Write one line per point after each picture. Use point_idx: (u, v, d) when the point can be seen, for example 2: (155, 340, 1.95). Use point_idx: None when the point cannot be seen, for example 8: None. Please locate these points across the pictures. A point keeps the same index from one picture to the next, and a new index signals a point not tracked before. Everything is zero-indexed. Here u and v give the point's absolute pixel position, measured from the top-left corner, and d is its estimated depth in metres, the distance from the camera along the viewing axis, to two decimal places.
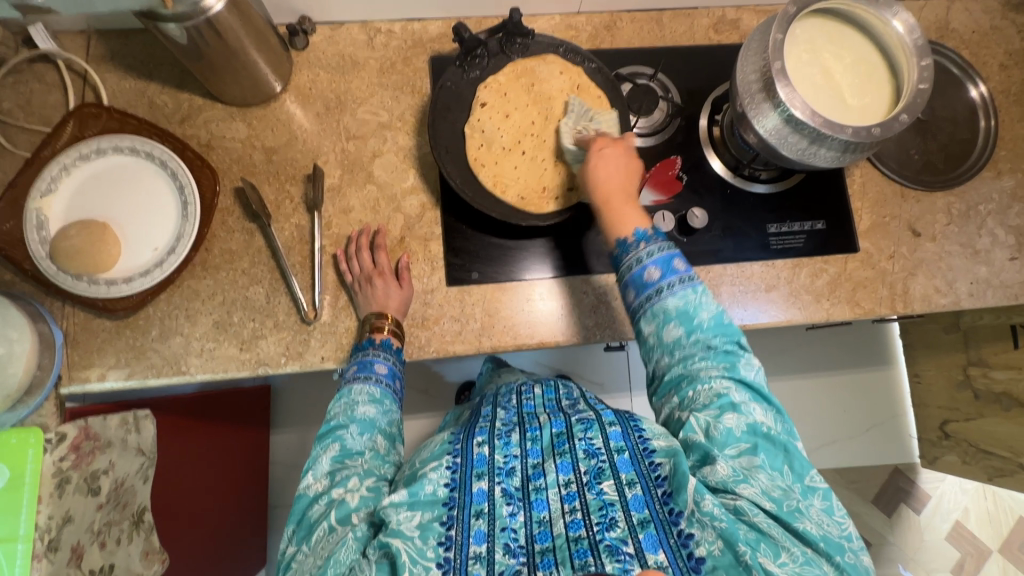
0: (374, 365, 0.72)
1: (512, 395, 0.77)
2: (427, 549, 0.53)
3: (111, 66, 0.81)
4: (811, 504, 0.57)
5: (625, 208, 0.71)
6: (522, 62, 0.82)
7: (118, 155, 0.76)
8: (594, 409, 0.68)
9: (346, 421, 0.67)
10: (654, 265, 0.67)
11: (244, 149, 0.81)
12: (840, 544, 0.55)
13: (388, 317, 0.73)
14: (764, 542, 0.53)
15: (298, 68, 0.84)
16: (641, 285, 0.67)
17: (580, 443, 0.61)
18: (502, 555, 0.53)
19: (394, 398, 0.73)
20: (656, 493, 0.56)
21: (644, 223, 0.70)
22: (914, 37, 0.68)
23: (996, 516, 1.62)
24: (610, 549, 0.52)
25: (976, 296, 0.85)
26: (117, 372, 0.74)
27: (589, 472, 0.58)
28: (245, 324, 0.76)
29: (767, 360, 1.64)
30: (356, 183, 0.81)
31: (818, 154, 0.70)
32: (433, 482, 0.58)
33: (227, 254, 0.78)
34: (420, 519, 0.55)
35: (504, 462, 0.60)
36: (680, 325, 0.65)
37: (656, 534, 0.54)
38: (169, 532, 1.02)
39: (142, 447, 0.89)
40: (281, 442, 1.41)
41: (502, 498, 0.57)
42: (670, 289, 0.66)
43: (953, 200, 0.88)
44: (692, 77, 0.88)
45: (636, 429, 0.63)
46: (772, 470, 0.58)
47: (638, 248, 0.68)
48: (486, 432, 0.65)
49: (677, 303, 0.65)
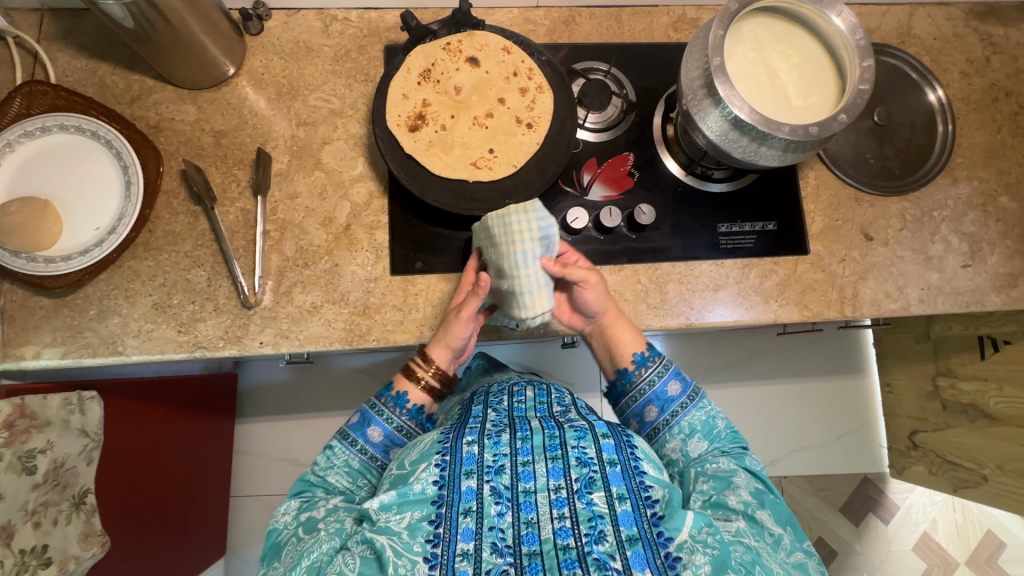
0: (368, 429, 0.73)
1: (503, 395, 0.77)
2: (415, 544, 0.55)
3: (62, 45, 0.80)
4: (808, 562, 0.61)
5: (618, 328, 0.78)
6: (468, 48, 0.79)
7: (63, 133, 0.76)
8: (586, 419, 0.69)
9: (318, 481, 0.70)
10: (670, 381, 0.76)
11: (193, 131, 0.80)
12: None
13: (432, 365, 0.75)
14: (757, 567, 0.56)
15: (251, 53, 0.83)
16: (664, 402, 0.75)
17: (573, 451, 0.62)
18: (490, 554, 0.54)
19: (377, 468, 0.73)
20: (646, 513, 0.58)
21: (640, 345, 0.77)
22: (857, 37, 0.68)
23: (964, 529, 1.60)
24: (598, 562, 0.54)
25: (927, 302, 0.85)
26: (53, 350, 0.73)
27: (580, 480, 0.59)
28: (184, 306, 0.76)
29: (738, 364, 1.64)
30: (304, 169, 0.80)
31: (760, 153, 0.70)
32: (422, 481, 0.59)
33: (170, 236, 0.77)
34: (410, 519, 0.56)
35: (493, 460, 0.61)
36: (703, 437, 0.73)
37: (643, 553, 0.55)
38: (122, 519, 1.00)
39: (86, 428, 0.88)
40: (247, 431, 1.44)
41: (491, 497, 0.58)
42: (686, 406, 0.75)
43: (908, 206, 0.87)
44: (648, 74, 0.87)
45: (628, 444, 0.65)
46: (778, 523, 0.63)
47: (643, 373, 0.76)
48: (476, 431, 0.65)
49: (698, 415, 0.75)
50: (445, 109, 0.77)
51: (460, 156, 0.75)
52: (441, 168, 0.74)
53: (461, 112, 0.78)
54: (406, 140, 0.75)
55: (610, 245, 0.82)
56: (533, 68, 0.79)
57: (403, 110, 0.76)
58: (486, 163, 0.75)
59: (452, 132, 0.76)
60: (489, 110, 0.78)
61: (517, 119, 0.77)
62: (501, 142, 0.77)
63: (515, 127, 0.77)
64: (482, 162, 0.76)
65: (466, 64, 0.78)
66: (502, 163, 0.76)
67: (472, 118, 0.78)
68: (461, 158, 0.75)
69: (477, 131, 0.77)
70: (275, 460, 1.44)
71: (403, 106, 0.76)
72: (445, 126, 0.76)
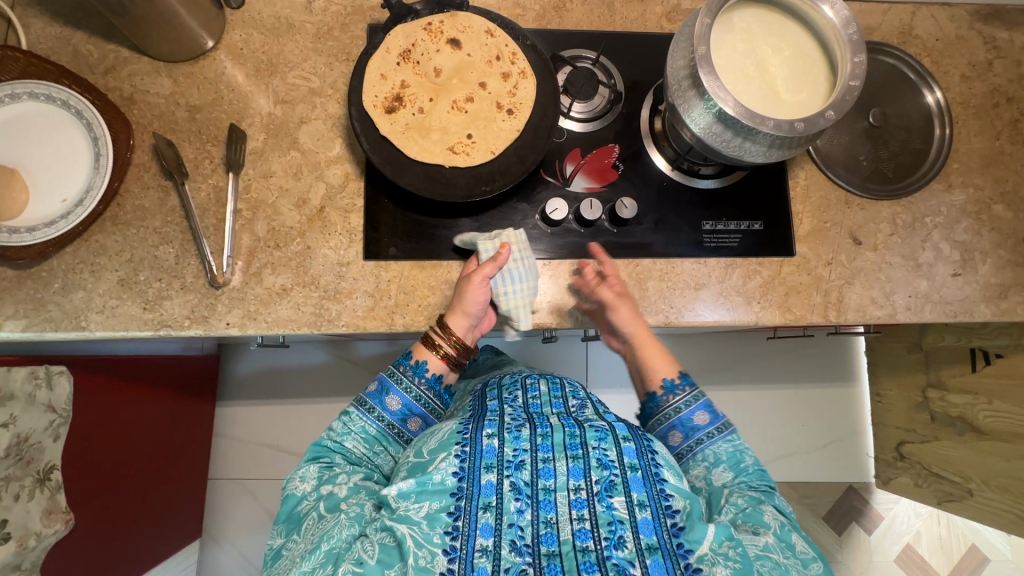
0: (386, 398, 0.72)
1: (516, 390, 0.77)
2: (434, 535, 0.55)
3: (37, 11, 0.79)
4: None
5: (653, 354, 0.76)
6: (450, 30, 0.77)
7: (32, 101, 0.74)
8: (605, 419, 0.69)
9: (334, 446, 0.70)
10: (699, 410, 0.73)
11: (167, 105, 0.78)
12: None
13: (451, 335, 0.72)
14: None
15: (231, 27, 0.81)
16: (688, 429, 0.73)
17: (593, 452, 0.62)
18: (508, 551, 0.55)
19: (393, 437, 0.72)
20: (666, 522, 0.58)
21: (671, 372, 0.75)
22: (850, 31, 0.65)
23: (948, 542, 1.59)
24: (617, 567, 0.54)
25: (914, 310, 0.83)
26: (15, 323, 0.72)
27: (600, 483, 0.60)
28: (150, 283, 0.74)
29: (727, 366, 1.62)
30: (280, 148, 0.79)
31: (746, 148, 0.68)
32: (441, 472, 0.59)
33: (140, 211, 0.76)
34: (429, 509, 0.57)
35: (513, 456, 0.61)
36: (728, 468, 0.70)
37: (662, 562, 0.55)
38: (93, 497, 0.99)
39: (54, 404, 0.88)
40: (228, 414, 1.43)
41: (510, 493, 0.58)
42: (713, 436, 0.73)
43: (899, 211, 0.85)
44: (638, 65, 0.85)
45: (649, 449, 0.64)
46: (800, 550, 0.61)
47: (670, 399, 0.74)
48: (495, 424, 0.65)
49: (724, 447, 0.72)
50: (423, 91, 0.76)
51: (438, 140, 0.73)
52: (417, 151, 0.72)
53: (440, 95, 0.76)
54: (382, 121, 0.73)
55: (590, 239, 0.80)
56: (517, 52, 0.77)
57: (379, 90, 0.74)
58: (464, 147, 0.73)
59: (430, 116, 0.75)
60: (469, 94, 0.76)
61: (498, 103, 0.75)
62: (481, 125, 0.74)
63: (495, 113, 0.75)
64: (460, 146, 0.73)
65: (446, 46, 0.77)
66: (482, 148, 0.74)
67: (451, 103, 0.76)
68: (438, 142, 0.73)
69: (456, 116, 0.75)
70: (255, 444, 1.43)
71: (381, 87, 0.74)
72: (422, 109, 0.75)
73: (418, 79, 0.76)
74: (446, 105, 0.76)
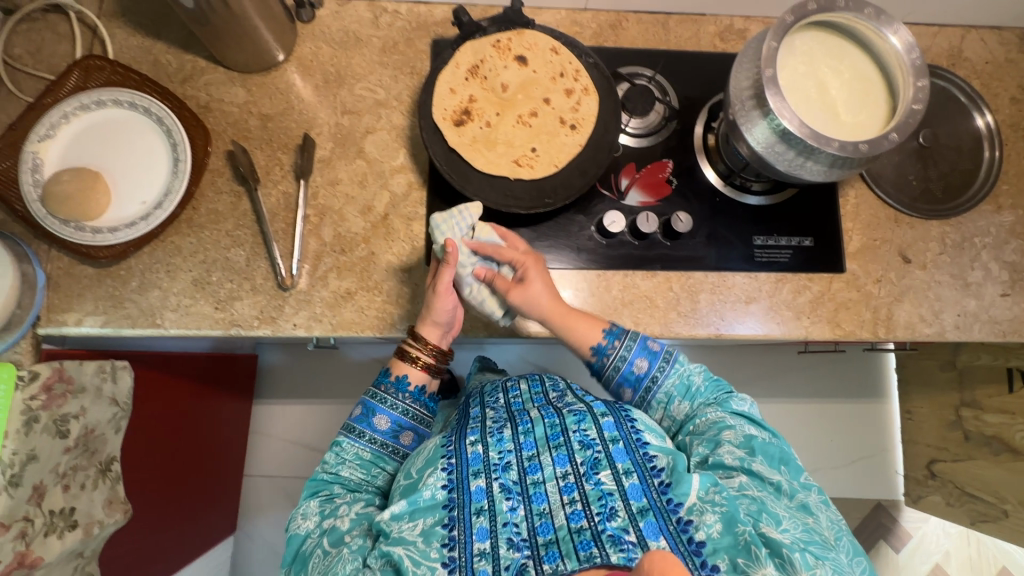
0: (375, 416, 0.76)
1: (498, 394, 0.83)
2: (431, 551, 0.59)
3: (120, 22, 0.82)
4: (812, 495, 0.64)
5: (572, 321, 0.75)
6: (516, 46, 0.80)
7: (116, 107, 0.78)
8: (584, 401, 0.75)
9: (331, 479, 0.73)
10: (637, 358, 0.76)
11: (241, 114, 0.82)
12: (840, 524, 0.62)
13: (428, 344, 0.75)
14: (765, 514, 0.59)
15: (302, 40, 0.85)
16: (633, 380, 0.77)
17: (575, 435, 0.68)
18: (507, 549, 0.59)
19: (393, 456, 0.76)
20: (654, 482, 0.63)
21: (600, 329, 0.75)
22: (913, 56, 0.67)
23: (978, 563, 1.58)
24: (614, 538, 0.58)
25: (962, 329, 0.83)
26: (94, 319, 0.75)
27: (585, 462, 0.65)
28: (222, 284, 0.77)
29: (756, 380, 1.63)
30: (346, 156, 0.82)
31: (805, 167, 0.70)
32: (431, 487, 0.64)
33: (213, 215, 0.79)
34: (423, 525, 0.61)
35: (499, 458, 0.67)
36: (684, 398, 0.76)
37: (656, 522, 0.59)
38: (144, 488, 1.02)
39: (117, 397, 0.90)
40: (263, 413, 1.46)
41: (501, 494, 0.63)
42: (655, 376, 0.76)
43: (948, 230, 0.86)
44: (693, 83, 0.87)
45: (628, 419, 0.71)
46: (772, 467, 0.65)
47: (612, 355, 0.75)
48: (478, 431, 0.72)
49: (673, 381, 0.77)
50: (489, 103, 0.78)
51: (504, 153, 0.76)
52: (483, 163, 0.75)
53: (505, 109, 0.79)
54: (451, 133, 0.76)
55: (644, 251, 0.82)
56: (580, 69, 0.80)
57: (448, 103, 0.77)
58: (528, 161, 0.76)
59: (497, 129, 0.77)
60: (533, 109, 0.79)
61: (561, 118, 0.78)
62: (545, 139, 0.77)
63: (559, 128, 0.78)
64: (525, 159, 0.76)
65: (514, 63, 0.79)
66: (545, 161, 0.76)
67: (516, 116, 0.79)
68: (504, 155, 0.76)
69: (520, 129, 0.78)
70: (290, 444, 1.45)
71: (450, 100, 0.77)
72: (490, 123, 0.77)
73: (485, 92, 0.79)
74: (510, 118, 0.78)
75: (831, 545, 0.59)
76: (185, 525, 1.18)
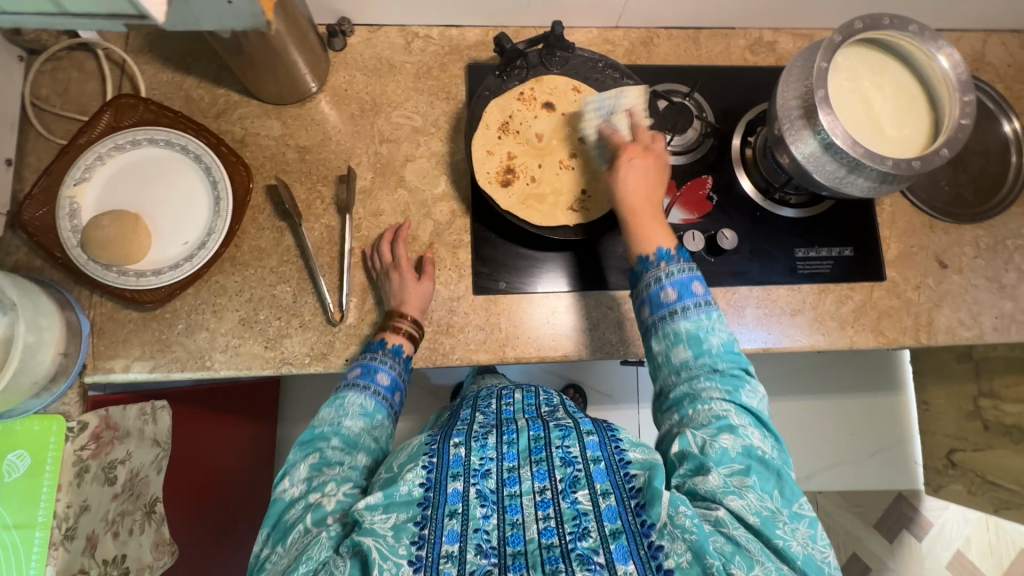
0: (375, 374, 0.71)
1: (492, 399, 0.74)
2: (399, 547, 0.51)
3: (149, 58, 0.81)
4: (797, 528, 0.54)
5: (650, 224, 0.70)
6: (546, 79, 0.82)
7: (152, 147, 0.76)
8: (572, 416, 0.65)
9: (330, 432, 0.65)
10: (673, 286, 0.66)
11: (278, 147, 0.81)
12: (820, 568, 0.53)
13: (407, 317, 0.73)
14: (739, 556, 0.51)
15: (335, 69, 0.84)
16: (657, 304, 0.67)
17: (557, 451, 0.58)
18: (474, 555, 0.51)
19: (388, 412, 0.70)
20: (629, 504, 0.54)
21: (668, 242, 0.69)
22: (959, 72, 0.68)
23: (998, 548, 1.62)
24: (581, 558, 0.50)
25: (1000, 331, 0.85)
26: (142, 364, 0.74)
27: (564, 480, 0.55)
28: (270, 322, 0.76)
29: (776, 380, 1.65)
30: (387, 186, 0.81)
31: (853, 183, 0.70)
32: (409, 483, 0.55)
33: (256, 251, 0.78)
34: (395, 520, 0.52)
35: (479, 464, 0.57)
36: (688, 347, 0.64)
37: (626, 545, 0.51)
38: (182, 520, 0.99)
39: (158, 437, 0.88)
40: (286, 438, 1.43)
41: (476, 500, 0.54)
42: (683, 311, 0.65)
43: (982, 234, 0.88)
44: (727, 98, 0.87)
45: (613, 439, 0.60)
46: (762, 491, 0.55)
47: (658, 268, 0.67)
48: (463, 434, 0.62)
49: (688, 326, 0.65)
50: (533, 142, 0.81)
51: (555, 203, 0.78)
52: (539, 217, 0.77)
53: (545, 158, 0.81)
54: (501, 194, 0.77)
55: None
56: (604, 103, 0.82)
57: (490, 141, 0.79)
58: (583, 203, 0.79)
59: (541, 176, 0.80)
60: (570, 151, 0.81)
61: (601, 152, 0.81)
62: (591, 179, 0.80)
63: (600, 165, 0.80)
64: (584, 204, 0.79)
65: (542, 111, 0.81)
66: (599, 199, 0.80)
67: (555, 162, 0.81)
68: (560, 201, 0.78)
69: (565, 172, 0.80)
70: None
71: (489, 162, 0.78)
72: (534, 178, 0.79)
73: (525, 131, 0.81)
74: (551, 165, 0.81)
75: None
76: (212, 549, 1.10)
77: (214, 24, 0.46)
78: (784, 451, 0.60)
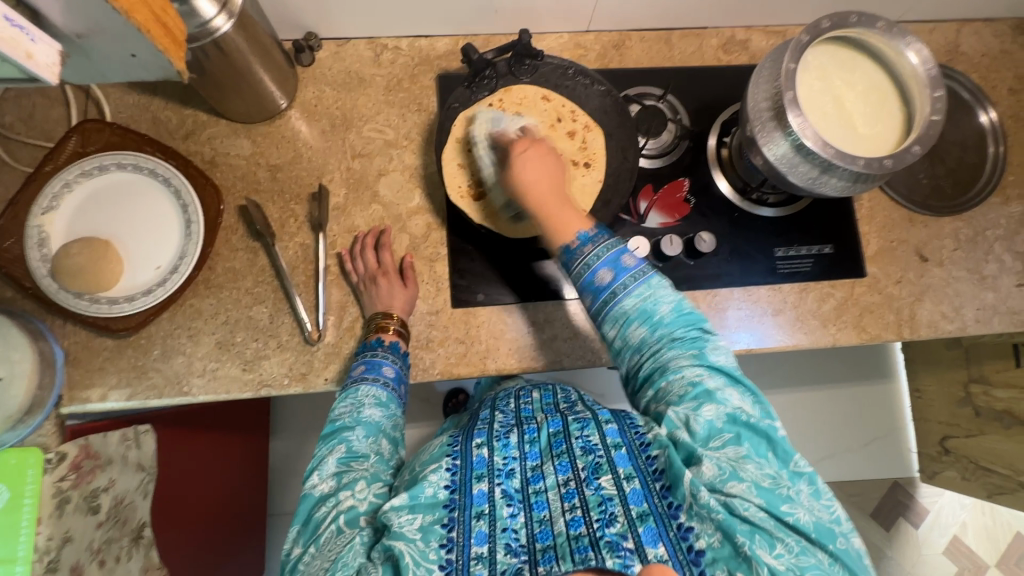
0: (381, 367, 0.70)
1: (508, 399, 0.74)
2: (429, 551, 0.51)
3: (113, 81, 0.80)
4: (801, 489, 0.56)
5: (555, 210, 0.69)
6: (510, 91, 0.81)
7: (120, 171, 0.75)
8: (590, 409, 0.67)
9: (352, 423, 0.66)
10: (605, 266, 0.65)
11: (249, 166, 0.80)
12: (830, 528, 0.55)
13: (394, 316, 0.73)
14: (759, 535, 0.52)
15: (304, 84, 0.83)
16: (596, 290, 0.66)
17: (577, 442, 0.59)
18: (503, 555, 0.50)
19: (399, 402, 0.71)
20: (655, 487, 0.55)
21: (584, 224, 0.68)
22: (928, 68, 0.68)
23: (993, 531, 1.63)
24: (611, 544, 0.49)
25: (983, 322, 0.85)
26: (118, 392, 0.74)
27: (587, 468, 0.56)
28: (247, 344, 0.75)
29: (768, 373, 1.65)
30: (361, 202, 0.80)
31: (827, 183, 0.69)
32: (433, 484, 0.56)
33: (231, 273, 0.77)
34: (421, 522, 0.53)
35: (503, 463, 0.58)
36: (640, 322, 0.64)
37: (655, 528, 0.52)
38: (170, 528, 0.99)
39: (142, 462, 0.86)
40: (279, 450, 1.44)
41: (502, 500, 0.54)
42: (623, 289, 0.64)
43: (961, 225, 0.87)
44: (701, 99, 0.87)
45: (633, 425, 0.62)
46: (759, 458, 0.57)
47: (584, 252, 0.66)
48: (485, 433, 0.62)
49: (632, 302, 0.64)
50: None
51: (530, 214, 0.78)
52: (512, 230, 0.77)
53: None
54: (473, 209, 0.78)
55: (669, 273, 0.82)
56: (574, 108, 0.81)
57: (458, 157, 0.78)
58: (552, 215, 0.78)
59: None
60: None
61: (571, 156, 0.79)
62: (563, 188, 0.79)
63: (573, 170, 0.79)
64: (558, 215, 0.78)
65: None
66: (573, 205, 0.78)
67: None
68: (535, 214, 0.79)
69: None
70: None
71: (461, 176, 0.78)
72: None
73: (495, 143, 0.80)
74: None
75: (827, 568, 0.53)
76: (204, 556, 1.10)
77: (118, 75, 0.43)
78: (764, 403, 0.61)
